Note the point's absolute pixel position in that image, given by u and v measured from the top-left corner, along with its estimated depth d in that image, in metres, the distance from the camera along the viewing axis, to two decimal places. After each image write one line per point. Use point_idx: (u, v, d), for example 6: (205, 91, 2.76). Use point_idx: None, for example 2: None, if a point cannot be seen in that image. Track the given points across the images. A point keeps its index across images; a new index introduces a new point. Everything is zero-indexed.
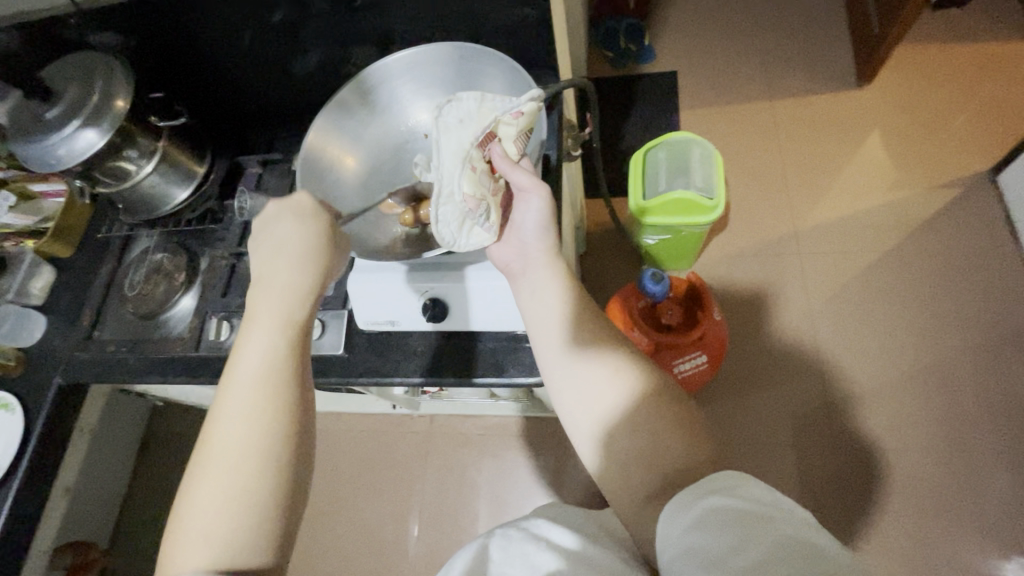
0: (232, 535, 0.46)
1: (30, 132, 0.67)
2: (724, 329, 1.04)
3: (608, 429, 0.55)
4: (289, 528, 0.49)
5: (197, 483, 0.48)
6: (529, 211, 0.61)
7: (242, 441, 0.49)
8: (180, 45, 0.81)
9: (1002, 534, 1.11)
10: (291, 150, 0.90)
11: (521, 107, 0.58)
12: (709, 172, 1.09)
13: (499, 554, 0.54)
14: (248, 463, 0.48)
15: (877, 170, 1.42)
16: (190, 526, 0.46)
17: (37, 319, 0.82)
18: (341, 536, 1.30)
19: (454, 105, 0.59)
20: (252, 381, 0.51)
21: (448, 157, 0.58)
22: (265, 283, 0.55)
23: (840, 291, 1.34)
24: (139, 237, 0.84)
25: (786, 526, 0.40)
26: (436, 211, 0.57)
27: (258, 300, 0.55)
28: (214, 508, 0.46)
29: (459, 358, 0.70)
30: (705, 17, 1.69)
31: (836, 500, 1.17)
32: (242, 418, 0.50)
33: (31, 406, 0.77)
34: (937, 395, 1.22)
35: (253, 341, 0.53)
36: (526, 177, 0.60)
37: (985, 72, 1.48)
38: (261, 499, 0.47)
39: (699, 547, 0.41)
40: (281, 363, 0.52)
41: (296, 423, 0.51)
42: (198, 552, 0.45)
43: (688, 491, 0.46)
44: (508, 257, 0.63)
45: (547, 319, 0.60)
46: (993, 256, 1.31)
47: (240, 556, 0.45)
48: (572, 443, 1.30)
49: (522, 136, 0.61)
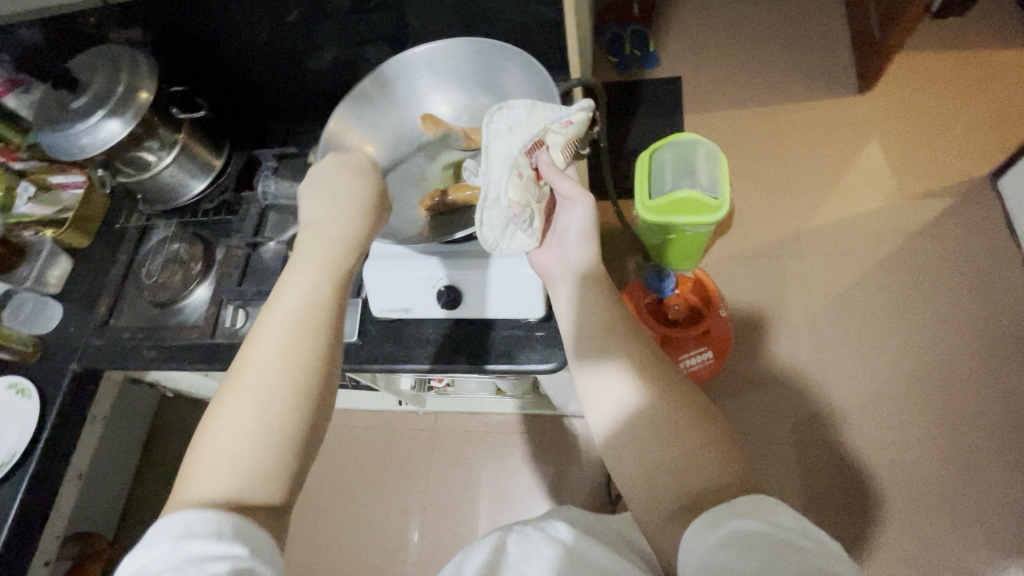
0: (254, 460, 0.46)
1: (56, 121, 0.68)
2: (729, 325, 1.04)
3: (638, 433, 0.54)
4: (301, 467, 0.48)
5: (224, 408, 0.48)
6: (573, 219, 0.64)
7: (275, 374, 0.49)
8: (198, 41, 0.83)
9: (1006, 534, 1.11)
10: (305, 145, 0.91)
11: (571, 117, 0.60)
12: (714, 171, 1.09)
13: (517, 551, 0.55)
14: (277, 393, 0.48)
15: (878, 175, 1.44)
16: (215, 446, 0.46)
17: (54, 308, 0.83)
18: (347, 533, 1.30)
19: (504, 112, 0.59)
20: (293, 319, 0.51)
21: (496, 163, 0.58)
22: (315, 229, 0.56)
23: (843, 293, 1.35)
24: (156, 228, 0.85)
25: (815, 557, 0.40)
26: (481, 214, 0.58)
27: (303, 246, 0.55)
28: (240, 432, 0.46)
29: (474, 347, 0.70)
30: (709, 24, 1.71)
31: (839, 499, 1.18)
32: (277, 349, 0.50)
33: (47, 393, 0.78)
34: (940, 397, 1.23)
35: (295, 283, 0.53)
36: (571, 186, 0.62)
37: (985, 77, 1.49)
38: (282, 430, 0.47)
39: (725, 566, 0.42)
40: (322, 306, 0.52)
41: (327, 362, 0.51)
42: (221, 471, 0.45)
43: (716, 509, 0.46)
44: (548, 262, 0.64)
45: (568, 327, 0.62)
46: (993, 259, 1.32)
47: (258, 482, 0.46)
48: (577, 441, 1.31)
49: (568, 145, 0.64)
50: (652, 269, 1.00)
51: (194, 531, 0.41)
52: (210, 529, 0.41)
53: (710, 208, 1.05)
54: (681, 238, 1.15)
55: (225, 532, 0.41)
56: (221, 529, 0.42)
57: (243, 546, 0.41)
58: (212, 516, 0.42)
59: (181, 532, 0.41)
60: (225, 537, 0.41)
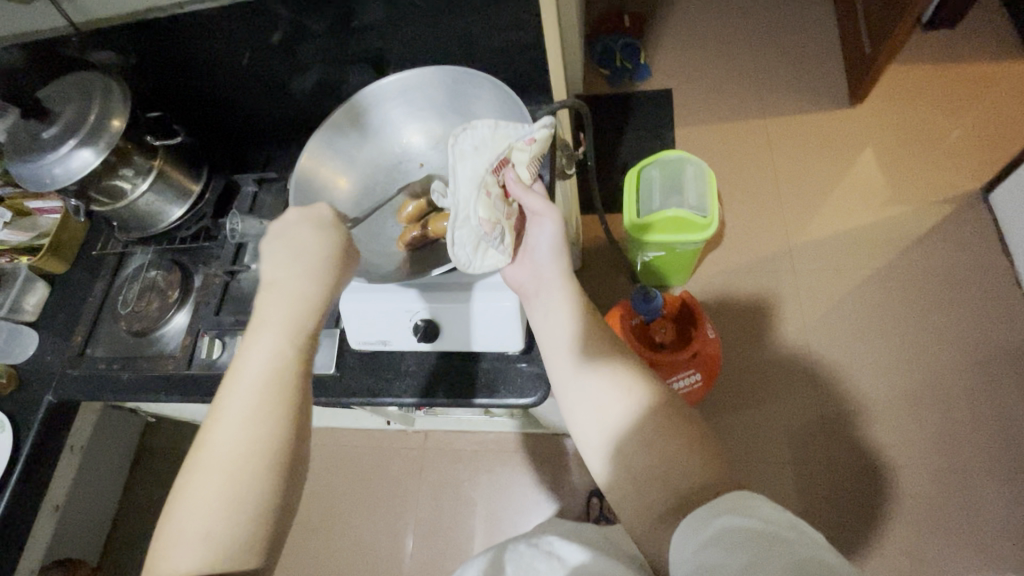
0: (227, 536, 0.46)
1: (27, 151, 0.67)
2: (718, 345, 1.01)
3: (620, 446, 0.55)
4: (276, 533, 0.49)
5: (193, 485, 0.47)
6: (543, 234, 0.63)
7: (241, 447, 0.48)
8: (176, 66, 0.81)
9: (1001, 554, 1.10)
10: (286, 169, 0.90)
11: (534, 135, 0.58)
12: (701, 189, 1.08)
13: (512, 567, 0.57)
14: (245, 466, 0.47)
15: (870, 188, 1.43)
16: (186, 524, 0.46)
17: (30, 336, 0.82)
18: (336, 555, 1.28)
19: (468, 133, 0.58)
20: (257, 389, 0.50)
21: (464, 183, 0.58)
22: (276, 288, 0.54)
23: (835, 309, 1.34)
24: (134, 254, 0.84)
25: (799, 546, 0.39)
26: (452, 233, 0.57)
27: (265, 303, 0.53)
28: (210, 510, 0.46)
29: (453, 379, 0.69)
30: (700, 36, 1.70)
31: (833, 518, 1.16)
32: (243, 422, 0.49)
33: (20, 424, 0.76)
34: (933, 413, 1.22)
35: (259, 345, 0.52)
36: (539, 202, 0.62)
37: (977, 90, 1.48)
38: (254, 504, 0.47)
39: (714, 564, 0.40)
40: (288, 370, 0.51)
41: (295, 427, 0.50)
42: (194, 549, 0.45)
43: (702, 510, 0.46)
44: (521, 278, 0.63)
45: (560, 341, 0.61)
46: (986, 273, 1.31)
47: (237, 552, 0.46)
48: (567, 460, 1.29)
49: (535, 162, 0.62)
50: (638, 292, 0.97)
51: None
52: None
53: (698, 226, 1.04)
54: (670, 255, 1.14)
55: None
56: None
57: None
58: None
59: None
60: None
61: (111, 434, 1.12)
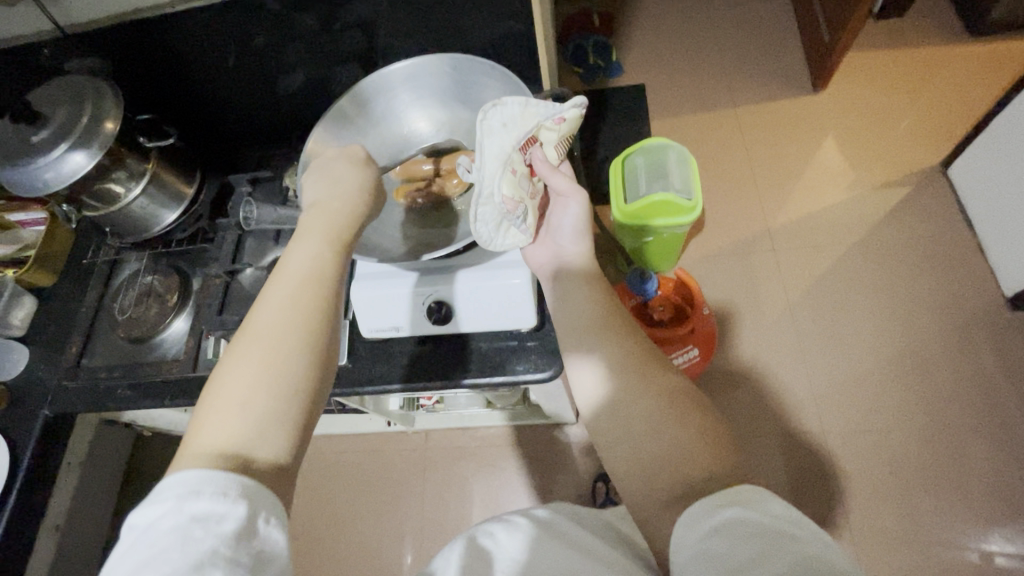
0: (263, 412, 0.44)
1: (15, 155, 0.65)
2: (712, 323, 1.06)
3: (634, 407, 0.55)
4: (307, 426, 0.47)
5: (228, 367, 0.46)
6: (567, 214, 0.65)
7: (283, 329, 0.48)
8: (161, 69, 0.81)
9: (986, 505, 1.16)
10: (279, 166, 0.89)
11: (564, 113, 0.62)
12: (686, 173, 1.12)
13: (505, 538, 0.53)
14: (286, 346, 0.47)
15: (837, 169, 1.50)
16: (222, 401, 0.44)
17: (20, 351, 0.79)
18: (341, 562, 1.26)
19: (499, 109, 0.59)
20: (299, 282, 0.51)
21: (490, 159, 0.58)
22: (321, 207, 0.57)
23: (815, 284, 1.40)
24: (127, 261, 0.83)
25: (809, 544, 0.39)
26: (475, 210, 0.59)
27: (309, 219, 0.56)
28: (248, 387, 0.45)
29: (453, 360, 0.70)
30: (668, 32, 1.77)
31: (827, 484, 1.21)
32: (284, 309, 0.49)
33: (16, 442, 0.74)
34: (913, 376, 1.28)
35: (303, 246, 0.54)
36: (565, 181, 0.64)
37: (928, 72, 1.58)
38: (292, 383, 0.46)
39: (715, 554, 0.41)
40: (327, 269, 0.53)
41: (334, 320, 0.51)
42: (229, 425, 0.43)
43: (707, 499, 0.46)
44: (542, 258, 0.66)
45: (576, 320, 0.61)
46: (951, 241, 1.39)
47: (265, 435, 0.44)
48: (569, 448, 1.30)
49: (561, 142, 0.66)
50: (633, 273, 1.00)
51: (199, 489, 0.39)
52: (215, 488, 0.39)
53: (684, 209, 1.09)
54: (658, 240, 1.18)
55: (230, 491, 0.39)
56: (227, 488, 0.39)
57: (248, 506, 0.39)
58: (218, 475, 0.40)
59: (185, 491, 0.39)
60: (231, 496, 0.39)
61: (103, 453, 1.09)
